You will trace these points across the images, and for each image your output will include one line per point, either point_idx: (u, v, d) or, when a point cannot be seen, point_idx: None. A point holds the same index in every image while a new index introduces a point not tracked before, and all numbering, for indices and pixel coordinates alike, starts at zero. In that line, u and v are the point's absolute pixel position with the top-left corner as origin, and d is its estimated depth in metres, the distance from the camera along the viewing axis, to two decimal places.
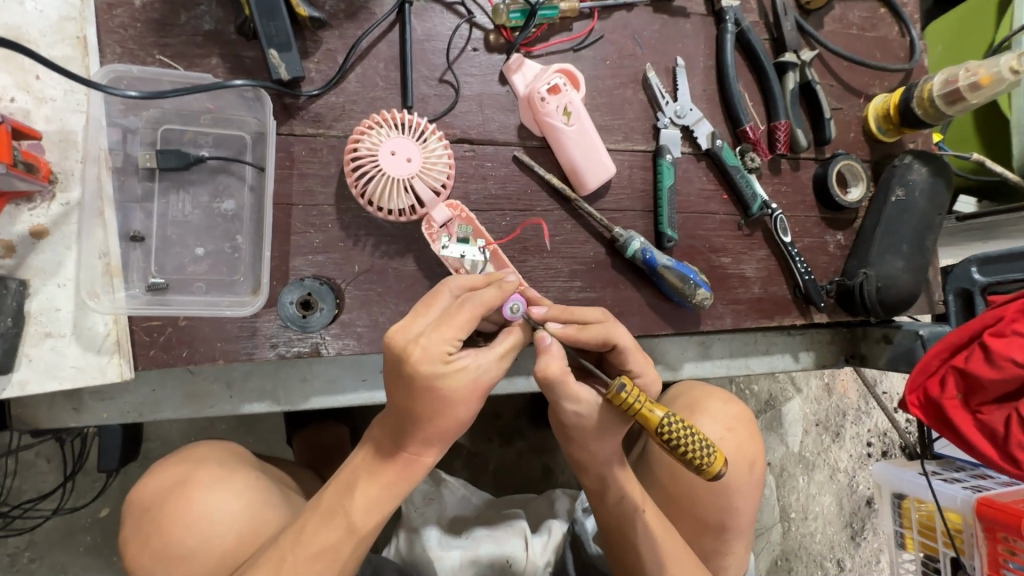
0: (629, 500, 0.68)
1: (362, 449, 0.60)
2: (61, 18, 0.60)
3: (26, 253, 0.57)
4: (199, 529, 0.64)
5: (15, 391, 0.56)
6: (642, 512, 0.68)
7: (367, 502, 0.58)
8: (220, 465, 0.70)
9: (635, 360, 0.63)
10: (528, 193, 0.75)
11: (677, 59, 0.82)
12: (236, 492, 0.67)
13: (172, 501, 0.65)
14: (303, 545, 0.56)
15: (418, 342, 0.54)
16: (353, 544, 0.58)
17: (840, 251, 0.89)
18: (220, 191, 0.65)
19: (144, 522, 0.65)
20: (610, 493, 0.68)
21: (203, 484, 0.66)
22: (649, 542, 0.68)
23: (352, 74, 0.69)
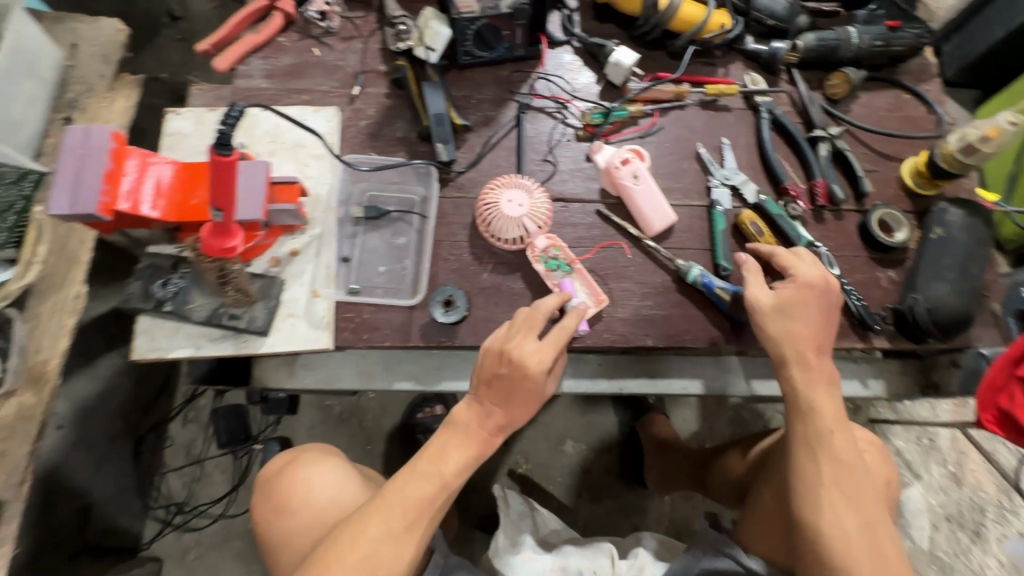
0: (822, 415, 0.80)
1: (450, 429, 0.81)
2: (324, 132, 1.01)
3: (286, 264, 0.92)
4: (300, 493, 0.93)
5: (267, 349, 0.87)
6: (830, 433, 0.79)
7: (458, 465, 0.79)
8: (316, 453, 1.00)
9: (831, 289, 0.85)
10: (608, 235, 1.00)
11: (723, 139, 1.07)
12: (327, 470, 0.96)
13: (286, 471, 0.97)
14: (405, 498, 0.76)
15: (540, 355, 0.78)
16: (443, 497, 0.78)
17: (893, 285, 1.00)
18: (396, 231, 0.98)
19: (273, 489, 0.96)
20: (806, 410, 0.81)
21: (305, 462, 0.97)
22: (832, 458, 0.78)
23: (485, 159, 1.03)
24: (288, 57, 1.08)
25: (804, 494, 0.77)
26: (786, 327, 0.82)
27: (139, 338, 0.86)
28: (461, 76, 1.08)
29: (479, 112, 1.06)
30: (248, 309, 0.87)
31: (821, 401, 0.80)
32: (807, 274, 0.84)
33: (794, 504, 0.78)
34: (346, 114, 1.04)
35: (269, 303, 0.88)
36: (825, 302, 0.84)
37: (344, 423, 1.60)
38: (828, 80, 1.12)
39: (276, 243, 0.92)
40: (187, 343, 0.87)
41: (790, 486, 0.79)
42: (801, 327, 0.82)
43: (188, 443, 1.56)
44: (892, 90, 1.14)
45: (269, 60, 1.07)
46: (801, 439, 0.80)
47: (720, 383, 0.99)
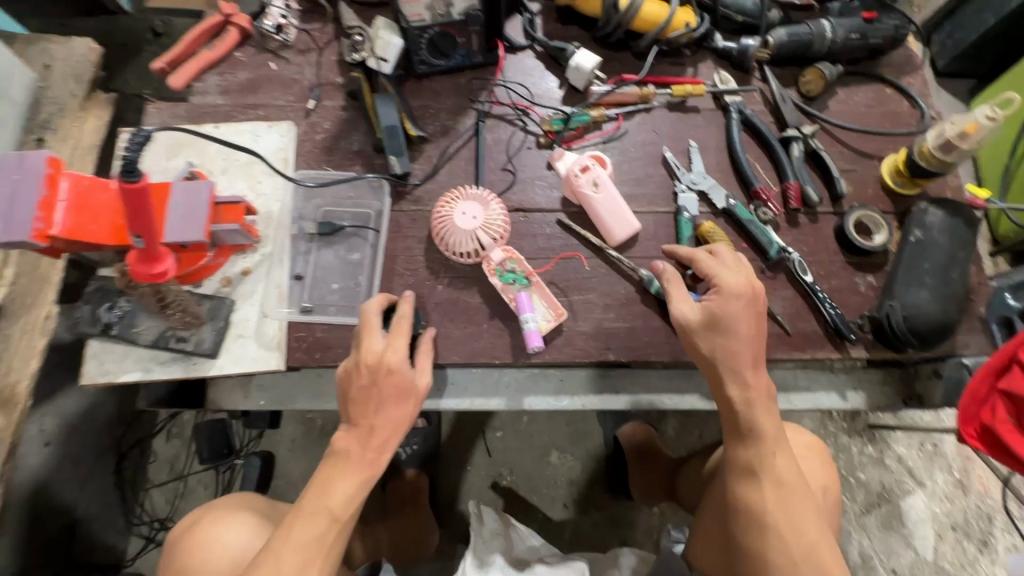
0: (767, 435, 0.77)
1: (333, 461, 0.76)
2: (276, 148, 0.99)
3: (237, 284, 0.90)
4: (211, 554, 0.92)
5: (216, 371, 0.86)
6: (774, 455, 0.77)
7: (345, 497, 0.74)
8: (222, 510, 0.99)
9: (760, 296, 0.81)
10: (569, 246, 0.96)
11: (691, 142, 1.03)
12: (231, 527, 0.95)
13: (189, 539, 0.96)
14: (291, 541, 0.72)
15: (423, 371, 0.81)
16: (337, 532, 0.74)
17: (872, 291, 0.95)
18: (351, 247, 0.96)
19: (178, 554, 0.95)
20: (746, 433, 0.78)
21: (208, 524, 0.96)
22: (778, 479, 0.76)
23: (443, 170, 1.00)
24: (244, 72, 1.06)
25: (756, 515, 0.76)
26: (723, 343, 0.78)
27: (88, 363, 0.86)
28: (419, 85, 1.05)
29: (437, 122, 1.03)
30: (196, 331, 0.86)
31: (765, 425, 0.77)
32: (736, 287, 0.79)
33: (736, 523, 0.79)
34: (302, 128, 1.02)
35: (217, 324, 0.87)
36: (753, 304, 0.79)
37: (326, 436, 1.60)
38: (802, 76, 1.07)
39: (227, 262, 0.91)
40: (136, 366, 0.86)
41: (732, 506, 0.80)
42: (737, 343, 0.77)
43: (171, 458, 1.56)
44: (871, 84, 1.09)
45: (225, 76, 1.06)
46: (742, 459, 0.79)
47: (689, 397, 0.95)
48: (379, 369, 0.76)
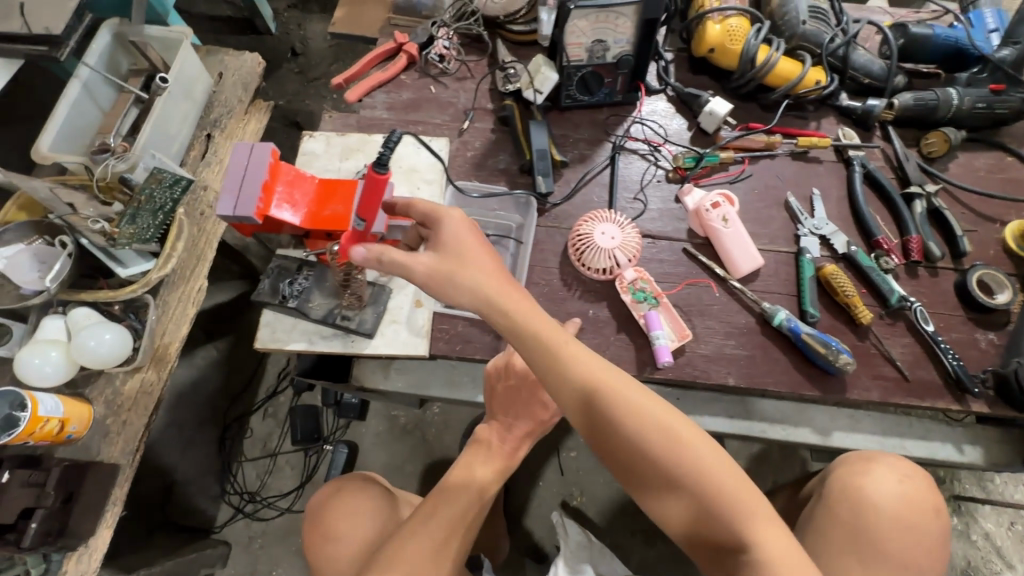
0: (715, 505, 0.65)
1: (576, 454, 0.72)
2: (434, 160, 1.12)
3: (394, 275, 1.01)
4: (350, 517, 1.09)
5: (371, 350, 0.95)
6: (757, 544, 0.63)
7: (494, 472, 1.01)
8: (359, 483, 1.16)
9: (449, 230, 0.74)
10: (694, 274, 1.03)
11: (814, 189, 1.10)
12: (369, 499, 1.12)
13: (333, 501, 1.12)
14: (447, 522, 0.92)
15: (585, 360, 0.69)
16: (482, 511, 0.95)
17: (993, 348, 0.97)
18: (493, 253, 1.06)
19: (322, 514, 1.12)
20: (688, 504, 0.67)
21: (349, 493, 1.13)
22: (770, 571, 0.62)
23: (579, 193, 1.10)
24: (408, 92, 1.21)
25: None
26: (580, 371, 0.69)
27: (262, 330, 0.97)
28: (561, 116, 1.16)
29: (575, 150, 1.14)
30: (359, 312, 0.96)
31: (706, 486, 0.65)
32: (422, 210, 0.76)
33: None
34: (455, 145, 1.14)
35: (377, 309, 0.97)
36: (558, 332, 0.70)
37: (408, 434, 1.67)
38: (925, 138, 1.12)
39: (387, 255, 1.02)
40: (302, 337, 0.96)
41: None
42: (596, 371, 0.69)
43: (265, 436, 1.66)
44: (992, 152, 1.13)
45: (391, 94, 1.20)
46: (704, 544, 0.69)
47: (801, 430, 0.98)
48: (441, 265, 0.71)
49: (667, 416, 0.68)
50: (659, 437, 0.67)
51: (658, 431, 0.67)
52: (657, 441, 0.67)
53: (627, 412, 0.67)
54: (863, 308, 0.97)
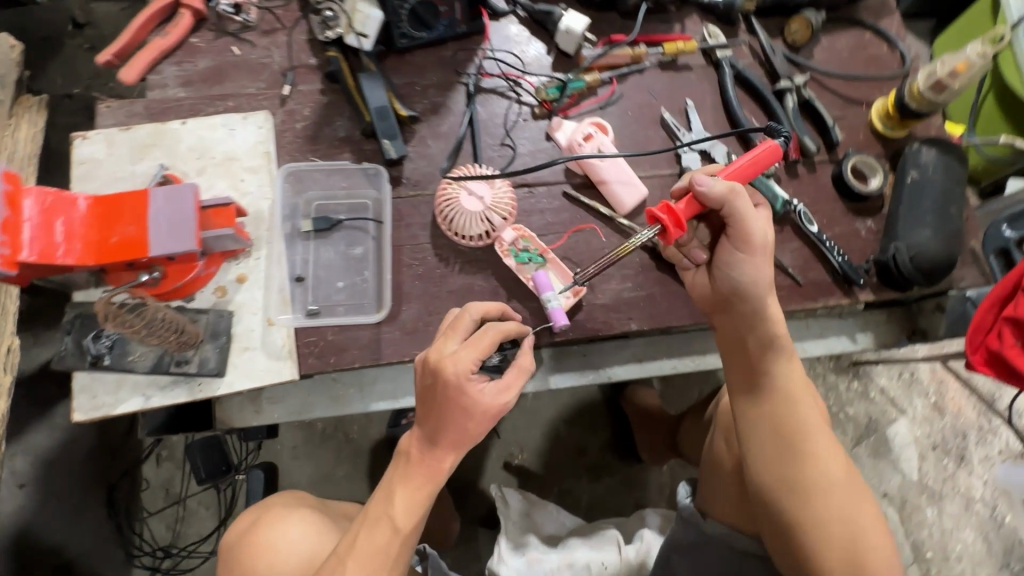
0: (782, 432, 0.79)
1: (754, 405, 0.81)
2: (255, 140, 0.90)
3: (233, 292, 0.83)
4: (268, 555, 0.87)
5: (225, 390, 0.79)
6: (814, 472, 0.77)
7: (406, 505, 0.77)
8: (283, 508, 0.94)
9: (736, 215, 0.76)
10: (579, 218, 0.94)
11: (687, 101, 1.01)
12: (299, 525, 0.91)
13: (250, 535, 0.91)
14: (358, 551, 0.76)
15: (503, 388, 0.77)
16: (399, 543, 0.77)
17: (873, 235, 0.97)
18: (352, 241, 0.90)
19: (236, 555, 0.91)
20: (760, 437, 0.80)
21: (270, 522, 0.92)
22: (833, 492, 0.76)
23: (439, 151, 0.95)
24: (204, 59, 0.96)
25: (806, 513, 0.76)
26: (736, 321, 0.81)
27: (77, 398, 0.78)
28: (401, 61, 0.98)
29: (425, 100, 0.97)
30: (197, 350, 0.79)
31: (792, 419, 0.79)
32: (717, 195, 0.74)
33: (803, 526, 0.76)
34: (279, 117, 0.94)
35: (219, 341, 0.80)
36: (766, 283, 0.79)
37: (329, 439, 1.54)
38: (788, 26, 1.06)
39: (219, 271, 0.83)
40: (134, 394, 0.78)
41: (776, 509, 0.78)
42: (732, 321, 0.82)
43: (165, 483, 1.47)
44: (852, 30, 1.09)
45: (183, 65, 0.95)
46: (806, 489, 0.76)
47: (711, 357, 0.95)
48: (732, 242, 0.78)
49: (816, 417, 0.80)
50: (788, 429, 0.78)
51: (813, 426, 0.79)
52: (787, 423, 0.79)
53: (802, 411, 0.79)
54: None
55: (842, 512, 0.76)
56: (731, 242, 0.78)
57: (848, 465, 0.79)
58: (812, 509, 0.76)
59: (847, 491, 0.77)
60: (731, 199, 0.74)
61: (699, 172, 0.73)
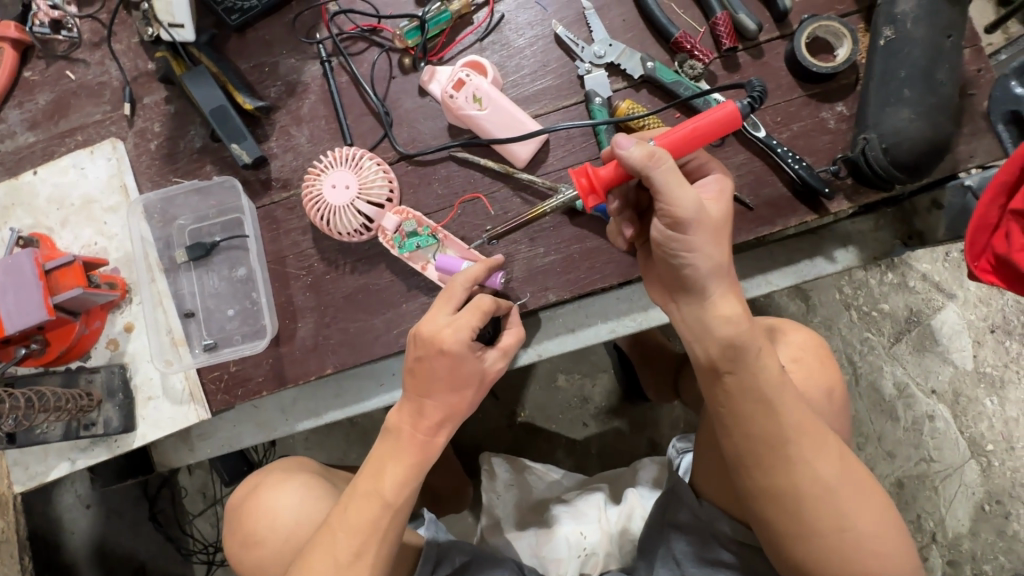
0: (759, 430, 0.61)
1: (724, 398, 0.63)
2: (109, 175, 0.84)
3: (124, 343, 0.81)
4: (267, 520, 0.81)
5: (139, 441, 0.79)
6: (799, 473, 0.60)
7: (397, 481, 0.65)
8: (281, 472, 0.86)
9: (663, 179, 0.58)
10: (472, 182, 0.81)
11: (585, 2, 0.81)
12: (294, 490, 0.82)
13: (248, 502, 0.84)
14: (348, 521, 0.64)
15: (501, 354, 0.71)
16: (391, 517, 0.64)
17: (843, 124, 0.77)
18: (233, 262, 0.83)
19: (234, 520, 0.85)
20: (739, 433, 0.62)
21: (268, 487, 0.84)
22: (829, 492, 0.60)
23: (305, 139, 0.83)
24: (44, 93, 0.87)
25: (794, 519, 0.61)
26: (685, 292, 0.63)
27: (14, 471, 0.81)
28: (244, 41, 0.85)
29: (278, 81, 0.84)
30: (100, 411, 0.78)
31: (775, 414, 0.60)
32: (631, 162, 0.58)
33: (791, 532, 0.61)
34: (131, 141, 0.85)
35: (118, 398, 0.79)
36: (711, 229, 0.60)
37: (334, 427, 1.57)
38: None
39: (106, 324, 0.81)
40: (61, 460, 0.80)
41: (760, 512, 0.63)
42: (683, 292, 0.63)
43: (202, 488, 1.49)
44: None
45: (24, 105, 0.87)
46: (793, 494, 0.61)
47: (653, 313, 0.83)
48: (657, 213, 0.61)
49: (802, 417, 0.61)
50: (763, 440, 0.61)
51: (801, 436, 0.61)
52: (766, 419, 0.61)
53: (783, 422, 0.60)
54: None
55: (840, 526, 0.60)
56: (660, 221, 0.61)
57: (851, 469, 0.62)
58: (799, 526, 0.61)
59: (845, 502, 0.61)
60: (654, 169, 0.58)
61: (613, 134, 0.58)
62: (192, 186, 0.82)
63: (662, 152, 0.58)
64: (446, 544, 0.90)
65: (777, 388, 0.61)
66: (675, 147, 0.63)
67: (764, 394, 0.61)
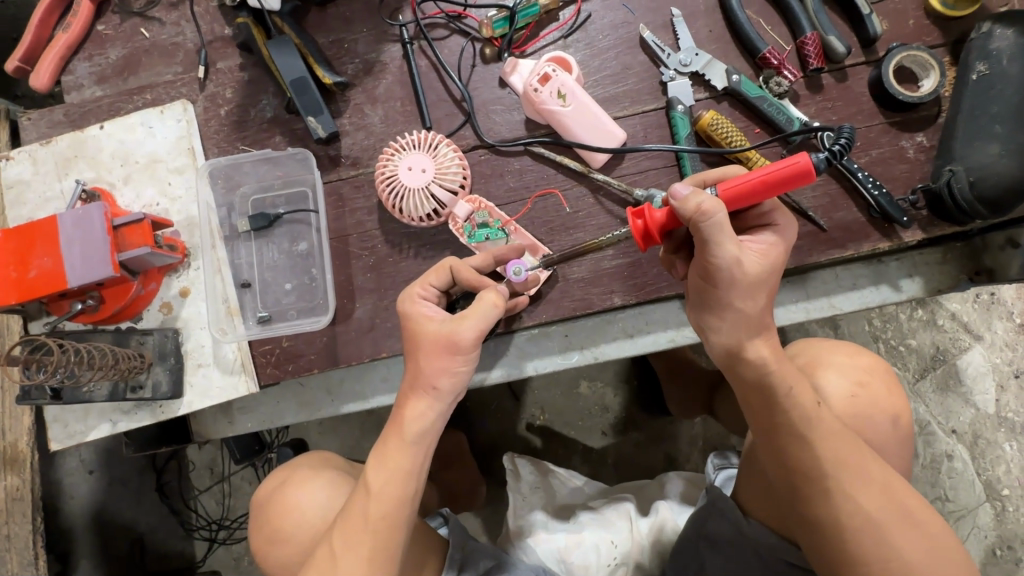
0: (794, 462, 0.61)
1: (763, 429, 0.63)
2: (177, 137, 0.83)
3: (178, 308, 0.80)
4: (293, 518, 0.78)
5: (185, 409, 0.78)
6: (844, 501, 0.59)
7: (391, 473, 0.62)
8: (308, 468, 0.84)
9: (705, 234, 0.56)
10: (545, 178, 0.80)
11: (673, 10, 0.81)
12: (322, 486, 0.80)
13: (276, 499, 0.82)
14: (348, 515, 0.63)
15: (467, 317, 0.63)
16: (377, 508, 0.62)
17: (923, 155, 0.77)
18: (295, 236, 0.82)
19: (261, 517, 0.82)
20: (778, 464, 0.62)
21: (294, 483, 0.82)
22: (871, 524, 0.58)
23: (378, 118, 0.83)
24: (116, 48, 0.86)
25: (837, 549, 0.59)
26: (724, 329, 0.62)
27: (52, 427, 0.79)
28: (324, 15, 0.84)
29: (356, 59, 0.84)
30: (149, 374, 0.77)
31: (816, 444, 0.60)
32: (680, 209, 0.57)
33: (838, 563, 0.60)
34: (201, 105, 0.84)
35: (169, 363, 0.78)
36: (745, 284, 0.59)
37: None
38: None
39: (161, 286, 0.80)
40: (102, 420, 0.79)
41: (805, 540, 0.63)
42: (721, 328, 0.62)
43: (210, 463, 1.39)
44: None
45: (94, 59, 0.86)
46: (832, 526, 0.59)
47: None
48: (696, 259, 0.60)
49: (840, 446, 0.60)
50: (799, 472, 0.60)
51: (837, 467, 0.59)
52: (801, 450, 0.60)
53: (817, 453, 0.59)
54: (759, 159, 0.77)
55: (887, 556, 0.57)
56: (698, 266, 0.61)
57: (898, 496, 0.59)
58: (842, 557, 0.59)
59: (892, 532, 0.58)
60: (701, 225, 0.56)
61: (670, 185, 0.56)
62: (261, 156, 0.81)
63: (715, 208, 0.55)
64: (471, 547, 0.89)
65: (811, 418, 0.60)
66: (739, 197, 0.58)
67: (798, 425, 0.60)
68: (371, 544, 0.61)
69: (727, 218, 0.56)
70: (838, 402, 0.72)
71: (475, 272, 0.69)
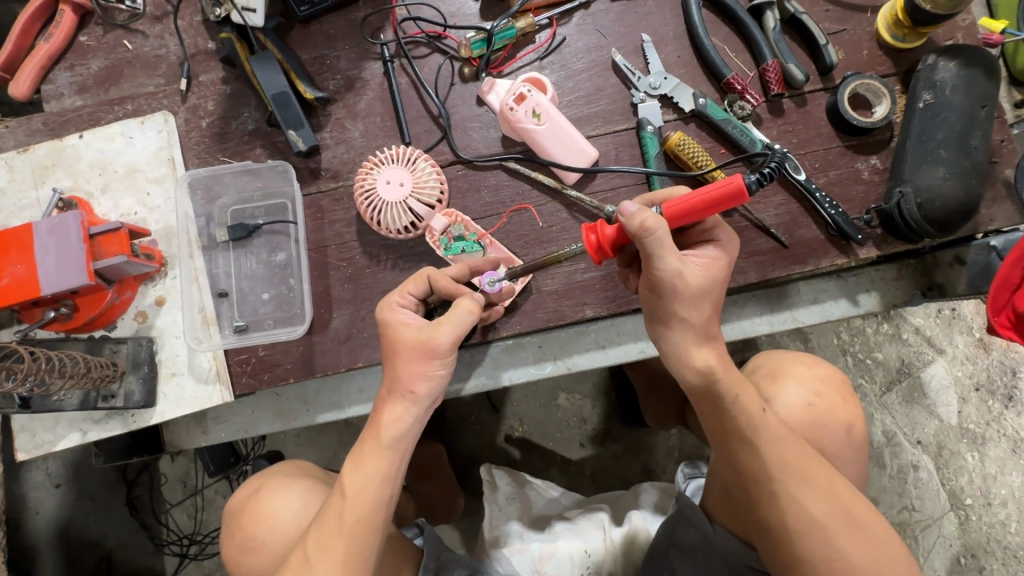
0: (744, 466, 0.63)
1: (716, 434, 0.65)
2: (157, 148, 0.84)
3: (154, 317, 0.80)
4: (266, 525, 0.78)
5: (157, 418, 0.78)
6: (793, 504, 0.61)
7: (367, 477, 0.63)
8: (282, 475, 0.84)
9: (649, 249, 0.60)
10: (520, 193, 0.83)
11: (643, 36, 0.85)
12: (297, 493, 0.80)
13: (249, 507, 0.81)
14: (320, 520, 0.64)
15: (446, 323, 0.65)
16: (347, 511, 0.62)
17: (877, 176, 0.81)
18: (273, 247, 0.83)
19: (234, 526, 0.82)
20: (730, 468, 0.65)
21: (269, 491, 0.81)
22: (816, 526, 0.60)
23: (358, 133, 0.85)
24: (98, 59, 0.87)
25: (786, 550, 0.62)
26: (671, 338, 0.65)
27: (19, 437, 0.78)
28: (307, 32, 0.86)
29: (337, 75, 0.86)
30: (122, 383, 0.77)
31: (764, 447, 0.62)
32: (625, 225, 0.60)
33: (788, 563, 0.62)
34: (182, 116, 0.85)
35: (142, 371, 0.78)
36: (687, 296, 0.62)
37: None
38: None
39: (137, 295, 0.80)
40: (72, 430, 0.78)
41: (760, 541, 0.65)
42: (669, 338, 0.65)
43: (183, 475, 1.35)
44: None
45: (76, 69, 0.87)
46: (780, 528, 0.62)
47: None
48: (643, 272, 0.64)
49: (788, 449, 0.62)
50: (748, 476, 0.63)
51: (784, 471, 0.61)
52: (750, 454, 0.62)
53: (763, 455, 0.61)
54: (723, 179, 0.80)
55: (829, 556, 0.59)
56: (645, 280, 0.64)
57: (843, 499, 0.61)
58: (792, 557, 0.61)
59: (836, 533, 0.60)
60: (646, 241, 0.59)
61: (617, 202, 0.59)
62: (241, 167, 0.83)
63: (655, 226, 0.58)
64: (446, 557, 0.89)
65: (759, 423, 0.62)
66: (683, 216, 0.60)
67: (747, 430, 0.62)
68: (344, 550, 0.61)
69: (670, 234, 0.59)
70: (794, 411, 0.75)
71: (453, 281, 0.70)
